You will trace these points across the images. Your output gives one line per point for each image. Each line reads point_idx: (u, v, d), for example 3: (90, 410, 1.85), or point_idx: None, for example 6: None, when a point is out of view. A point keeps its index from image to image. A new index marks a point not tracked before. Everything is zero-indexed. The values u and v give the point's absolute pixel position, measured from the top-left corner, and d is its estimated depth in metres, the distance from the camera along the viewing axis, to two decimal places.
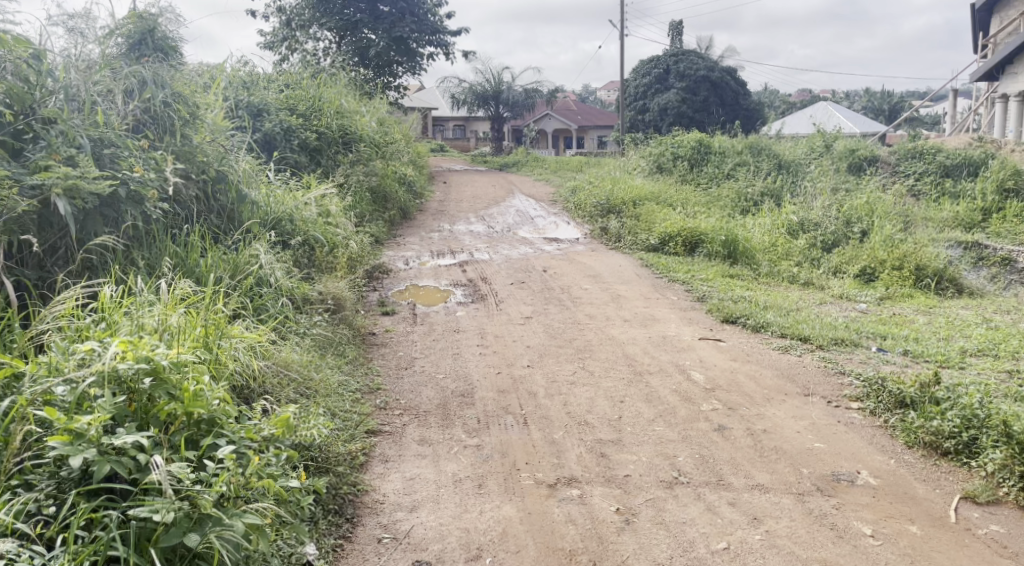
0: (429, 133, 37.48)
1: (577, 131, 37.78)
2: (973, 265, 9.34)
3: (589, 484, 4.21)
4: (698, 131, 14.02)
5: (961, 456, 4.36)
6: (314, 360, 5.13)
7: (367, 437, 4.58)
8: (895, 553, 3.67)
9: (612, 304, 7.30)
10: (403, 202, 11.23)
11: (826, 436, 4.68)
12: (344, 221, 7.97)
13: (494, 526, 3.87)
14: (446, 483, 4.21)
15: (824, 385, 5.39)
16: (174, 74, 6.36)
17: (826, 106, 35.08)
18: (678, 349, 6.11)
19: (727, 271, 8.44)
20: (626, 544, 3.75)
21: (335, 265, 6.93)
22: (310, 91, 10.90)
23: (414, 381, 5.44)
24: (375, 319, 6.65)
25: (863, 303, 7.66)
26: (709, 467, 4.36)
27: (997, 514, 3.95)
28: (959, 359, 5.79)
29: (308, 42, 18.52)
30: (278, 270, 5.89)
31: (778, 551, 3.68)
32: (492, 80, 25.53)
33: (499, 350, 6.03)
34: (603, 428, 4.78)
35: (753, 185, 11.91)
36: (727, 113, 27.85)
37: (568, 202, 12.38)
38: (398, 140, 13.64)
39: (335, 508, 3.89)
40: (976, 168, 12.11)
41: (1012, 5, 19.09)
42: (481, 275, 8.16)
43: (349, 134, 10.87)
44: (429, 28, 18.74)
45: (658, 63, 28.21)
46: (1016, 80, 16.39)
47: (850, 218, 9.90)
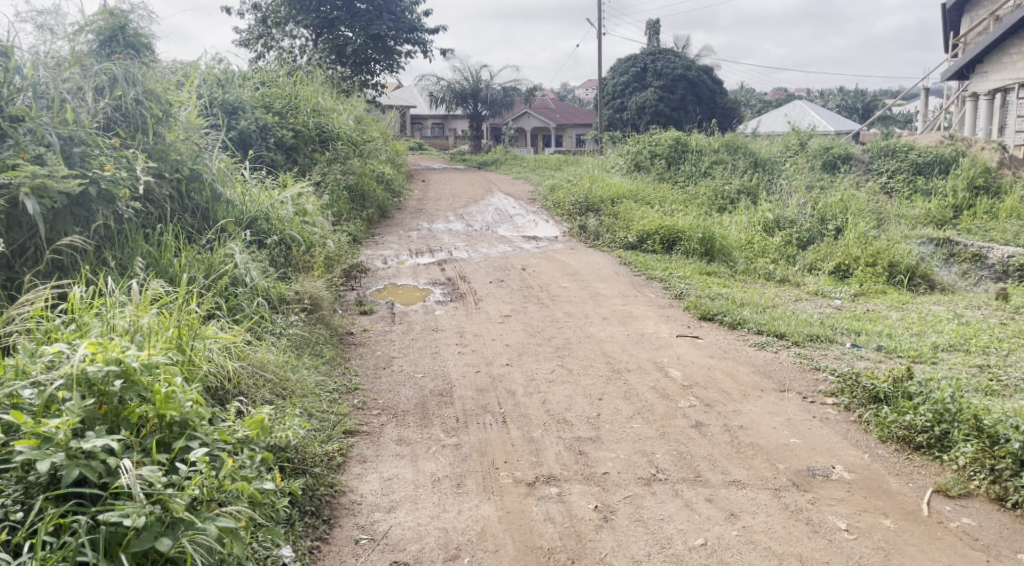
0: (407, 131, 37.37)
1: (556, 130, 37.83)
2: (945, 261, 9.44)
3: (567, 482, 4.21)
4: (676, 129, 14.08)
5: (933, 450, 4.41)
6: (291, 360, 5.09)
7: (345, 437, 4.55)
8: (870, 546, 3.70)
9: (591, 302, 7.31)
10: (381, 201, 11.17)
11: (802, 431, 4.73)
12: (321, 220, 7.89)
13: (472, 526, 3.86)
14: (424, 482, 4.20)
15: (800, 381, 5.44)
16: (146, 71, 6.26)
17: (800, 106, 35.27)
18: (656, 346, 6.14)
19: (704, 269, 8.49)
20: (604, 541, 3.76)
21: (311, 265, 6.89)
22: (286, 89, 10.78)
23: (392, 380, 5.42)
24: (353, 318, 6.61)
25: (838, 300, 7.75)
26: (687, 464, 4.38)
27: (968, 507, 4.00)
28: (931, 354, 5.86)
29: (284, 40, 18.44)
30: (253, 270, 5.82)
31: (754, 546, 3.71)
32: (470, 78, 25.52)
33: (477, 349, 6.01)
34: (582, 426, 4.78)
35: (729, 183, 12.00)
36: (703, 111, 28.04)
37: (547, 200, 12.40)
38: (375, 138, 13.57)
39: (312, 509, 3.86)
40: (947, 166, 12.30)
41: (981, 4, 19.40)
42: (459, 274, 8.13)
43: (325, 133, 10.81)
44: (406, 26, 18.67)
45: (635, 62, 28.33)
46: (987, 79, 16.63)
47: (825, 215, 9.96)
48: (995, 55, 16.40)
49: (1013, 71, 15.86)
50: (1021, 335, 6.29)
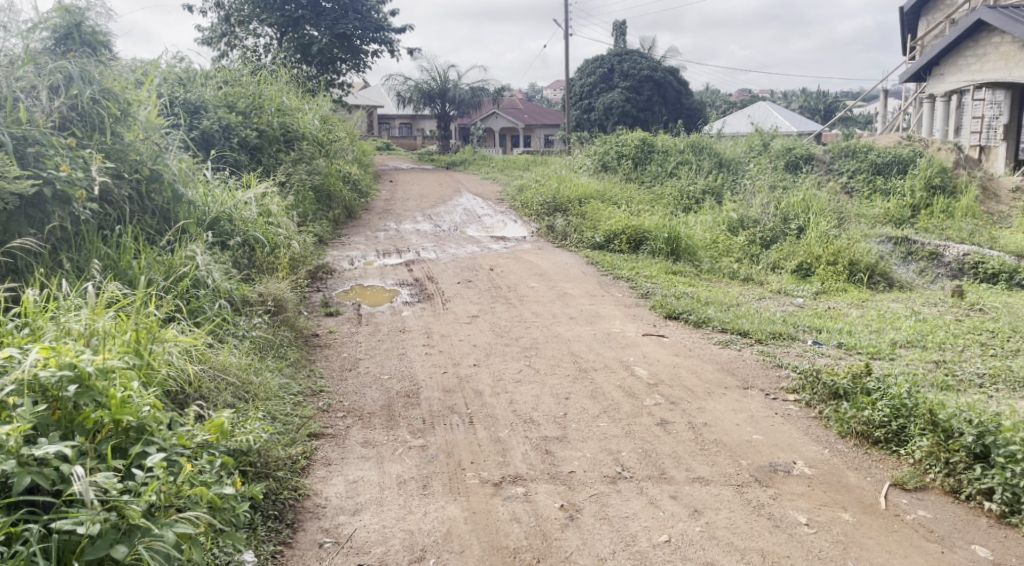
0: (374, 131, 37.14)
1: (524, 130, 37.85)
2: (904, 259, 9.60)
3: (534, 482, 4.22)
4: (642, 129, 14.20)
5: (891, 444, 4.49)
6: (254, 363, 5.03)
7: (309, 440, 4.51)
8: (829, 540, 3.76)
9: (558, 302, 7.33)
10: (348, 201, 11.10)
11: (764, 428, 4.79)
12: (286, 220, 7.81)
13: (438, 527, 3.85)
14: (390, 484, 4.18)
15: (762, 378, 5.51)
16: (104, 70, 6.14)
17: (763, 107, 35.75)
18: (622, 345, 6.17)
19: (670, 268, 8.55)
20: (570, 539, 3.77)
21: (276, 266, 6.82)
22: (250, 88, 10.64)
23: (358, 382, 5.39)
24: (318, 320, 6.56)
25: (800, 298, 7.87)
26: (651, 461, 4.42)
27: (924, 499, 4.08)
28: (889, 351, 5.98)
29: (247, 38, 18.22)
30: (215, 271, 5.73)
31: (717, 542, 3.75)
32: (438, 78, 25.45)
33: (445, 350, 6.00)
34: (549, 426, 4.80)
35: (694, 184, 12.12)
36: (669, 112, 28.28)
37: (515, 200, 12.40)
38: (342, 138, 13.47)
39: (274, 514, 3.83)
40: (905, 166, 12.53)
41: (937, 8, 19.84)
42: (427, 274, 8.12)
43: (290, 133, 10.70)
44: (372, 25, 18.55)
45: (603, 63, 28.48)
46: (943, 80, 17.02)
47: (788, 215, 10.09)
48: (951, 58, 16.76)
49: (967, 74, 16.23)
50: (976, 331, 6.43)
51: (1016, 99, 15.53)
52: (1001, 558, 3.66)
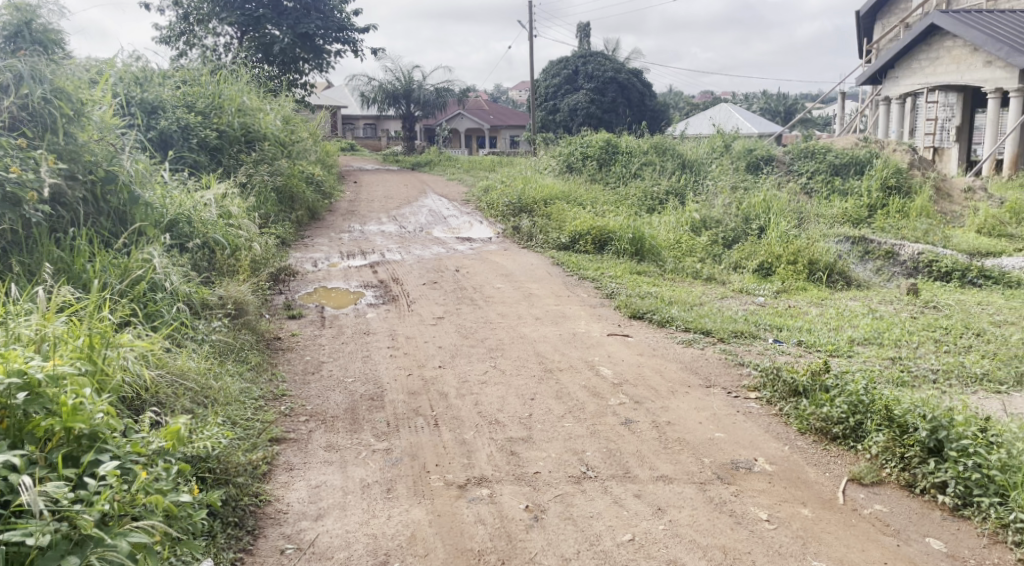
0: (338, 132, 36.87)
1: (489, 130, 37.86)
2: (861, 258, 9.75)
3: (498, 483, 4.21)
4: (606, 131, 14.27)
5: (848, 440, 4.56)
6: (214, 367, 4.94)
7: (271, 445, 4.46)
8: (789, 535, 3.81)
9: (523, 303, 7.34)
10: (312, 202, 11.00)
11: (725, 425, 4.84)
12: (247, 222, 7.71)
13: (402, 530, 3.82)
14: (353, 489, 4.14)
15: (724, 376, 5.58)
16: (55, 68, 6.00)
17: (726, 109, 36.18)
18: (587, 345, 6.19)
19: (634, 268, 8.61)
20: (534, 540, 3.78)
21: (237, 269, 6.74)
22: (209, 87, 10.49)
23: (321, 386, 5.33)
24: (281, 323, 6.49)
25: (761, 297, 7.98)
26: (616, 460, 4.44)
27: (880, 494, 4.14)
28: (847, 348, 6.09)
29: (208, 37, 17.96)
30: (173, 274, 5.61)
31: (680, 540, 3.78)
32: (403, 79, 25.34)
33: (409, 352, 5.97)
34: (514, 427, 4.79)
35: (658, 184, 12.22)
36: (633, 114, 28.51)
37: (481, 202, 12.39)
38: (304, 138, 13.34)
39: (235, 520, 3.76)
40: (862, 167, 12.76)
41: (893, 12, 20.26)
42: (392, 276, 8.07)
43: (251, 133, 10.56)
44: (335, 24, 18.40)
45: (567, 64, 28.58)
46: (898, 83, 17.26)
47: (749, 215, 10.22)
48: (906, 61, 16.98)
49: (922, 76, 16.47)
50: (930, 328, 6.57)
51: (967, 100, 16.67)
52: (954, 550, 3.73)
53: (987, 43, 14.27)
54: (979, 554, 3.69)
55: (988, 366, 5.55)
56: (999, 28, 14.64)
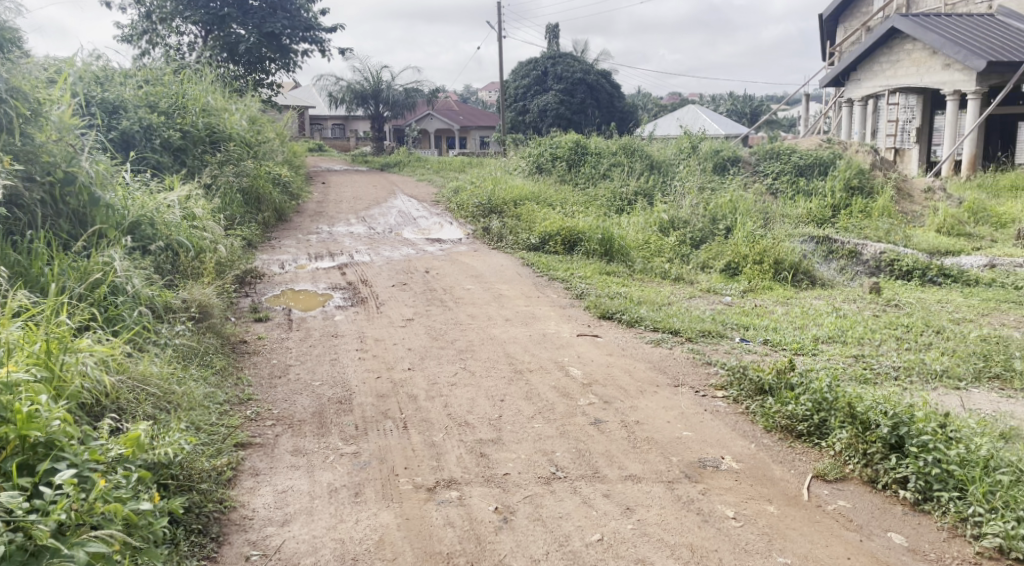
0: (305, 132, 36.54)
1: (459, 131, 37.78)
2: (825, 258, 9.90)
3: (468, 485, 4.20)
4: (575, 132, 14.30)
5: (813, 437, 4.62)
6: (177, 372, 4.87)
7: (236, 450, 4.40)
8: (755, 532, 3.84)
9: (493, 304, 7.33)
10: (279, 203, 10.88)
11: (693, 424, 4.88)
12: (212, 223, 7.60)
13: (370, 535, 3.80)
14: (320, 493, 4.10)
15: (692, 375, 5.62)
16: (12, 68, 5.88)
17: (693, 110, 36.52)
18: (556, 346, 6.20)
19: (604, 269, 8.64)
20: (503, 542, 3.77)
21: (201, 271, 6.65)
22: (172, 87, 10.33)
23: (288, 389, 5.27)
24: (247, 326, 6.41)
25: (728, 296, 8.06)
26: (585, 460, 4.45)
27: (844, 490, 4.20)
28: (812, 346, 6.16)
29: (171, 36, 17.68)
30: (135, 278, 5.53)
31: (648, 539, 3.79)
32: (371, 79, 25.19)
33: (378, 354, 5.93)
34: (483, 428, 4.79)
35: (627, 185, 12.29)
36: (602, 115, 28.64)
37: (450, 203, 12.35)
38: (271, 139, 13.18)
39: (198, 528, 3.71)
40: (826, 167, 12.94)
41: (856, 16, 20.63)
42: (361, 278, 8.02)
43: (216, 133, 10.41)
44: (302, 24, 18.24)
45: (535, 65, 28.62)
46: (860, 85, 17.52)
47: (716, 215, 10.30)
48: (868, 63, 17.24)
49: (883, 79, 16.74)
50: (892, 326, 6.68)
51: (928, 103, 17.05)
52: (915, 544, 3.79)
53: (946, 46, 14.53)
54: (939, 548, 3.76)
55: (947, 362, 5.66)
56: (957, 32, 14.94)
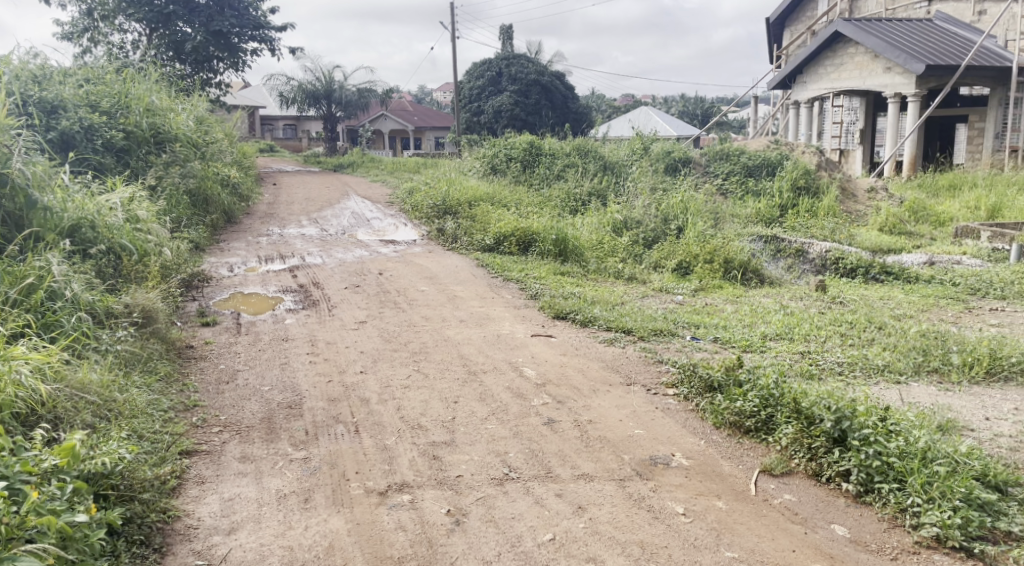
0: (256, 132, 35.99)
1: (413, 131, 37.59)
2: (773, 257, 10.07)
3: (420, 488, 4.17)
4: (529, 133, 14.33)
5: (760, 433, 4.68)
6: (119, 379, 4.73)
7: (181, 458, 4.29)
8: (704, 528, 3.89)
9: (448, 305, 7.30)
10: (227, 205, 10.68)
11: (645, 422, 4.92)
12: (157, 225, 7.40)
13: (320, 541, 3.74)
14: (269, 500, 4.03)
15: (644, 373, 5.67)
16: None
17: (645, 111, 36.88)
18: (511, 347, 6.20)
19: (558, 269, 8.67)
20: (455, 544, 3.75)
21: (146, 274, 6.46)
22: (114, 86, 10.06)
23: (236, 395, 5.17)
24: (194, 331, 6.27)
25: (680, 295, 8.15)
26: (538, 460, 4.45)
27: (790, 483, 4.27)
28: (760, 343, 6.27)
29: (113, 34, 17.18)
30: (74, 282, 5.41)
31: (600, 537, 3.81)
32: (323, 79, 24.90)
33: (330, 357, 5.86)
34: (436, 431, 4.75)
35: (581, 186, 12.35)
36: (557, 116, 28.78)
37: (404, 204, 12.26)
38: (219, 139, 12.94)
39: (140, 539, 3.61)
40: (773, 168, 13.20)
41: (801, 20, 21.12)
42: (312, 280, 7.91)
43: (161, 134, 10.17)
44: (251, 22, 17.96)
45: (490, 66, 28.60)
46: (806, 88, 17.88)
47: (668, 215, 10.41)
48: (813, 66, 17.60)
49: (828, 82, 17.12)
50: (836, 323, 6.82)
51: (869, 105, 17.52)
52: (857, 535, 3.87)
53: (886, 50, 14.93)
54: (880, 538, 3.84)
55: (888, 357, 5.80)
56: (897, 36, 15.34)
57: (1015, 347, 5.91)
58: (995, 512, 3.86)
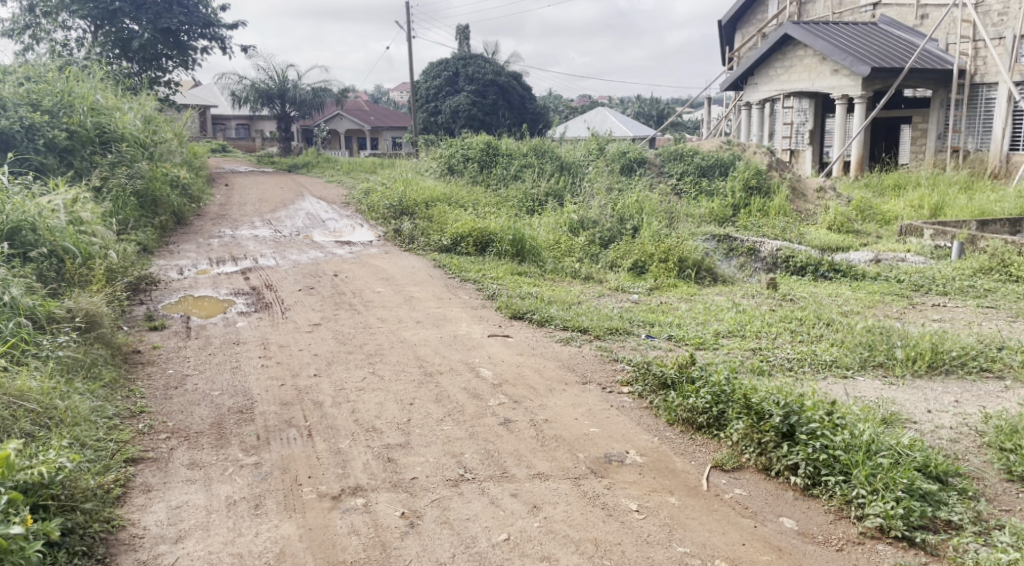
0: (207, 132, 35.37)
1: (370, 131, 37.28)
2: (726, 255, 10.21)
3: (374, 491, 4.12)
4: (485, 133, 14.30)
5: (712, 429, 4.73)
6: (60, 386, 4.59)
7: (126, 466, 4.19)
8: (657, 524, 3.91)
9: (404, 306, 7.25)
10: (177, 206, 10.45)
11: (600, 420, 4.94)
12: (101, 228, 7.21)
13: (270, 547, 3.68)
14: (218, 507, 3.95)
15: (599, 371, 5.70)
16: None
17: (602, 111, 37.11)
18: (467, 347, 6.18)
19: (516, 269, 8.67)
20: (409, 547, 3.71)
21: (90, 278, 6.25)
22: (57, 84, 9.79)
23: (185, 400, 5.06)
24: (141, 335, 6.13)
25: (635, 294, 8.20)
26: (494, 460, 4.44)
27: (740, 478, 4.33)
28: (713, 341, 6.34)
29: (56, 31, 16.70)
30: (13, 287, 5.29)
31: (554, 535, 3.81)
32: (276, 78, 24.53)
33: (283, 361, 5.77)
34: (391, 433, 4.71)
35: (538, 186, 12.37)
36: (514, 116, 28.82)
37: (360, 204, 12.16)
38: (169, 139, 12.67)
39: (82, 550, 3.51)
40: (726, 169, 13.40)
41: (752, 22, 21.47)
42: (265, 282, 7.79)
43: (107, 133, 9.90)
44: (201, 20, 17.70)
45: (447, 66, 28.52)
46: (758, 90, 18.14)
47: (623, 215, 10.48)
48: (763, 68, 17.89)
49: (778, 83, 17.41)
50: (786, 320, 6.93)
51: (818, 107, 17.89)
52: (804, 527, 3.93)
53: (833, 52, 15.25)
54: (826, 530, 3.91)
55: (836, 353, 5.92)
56: (843, 39, 15.69)
57: (955, 341, 6.07)
58: (936, 502, 3.94)
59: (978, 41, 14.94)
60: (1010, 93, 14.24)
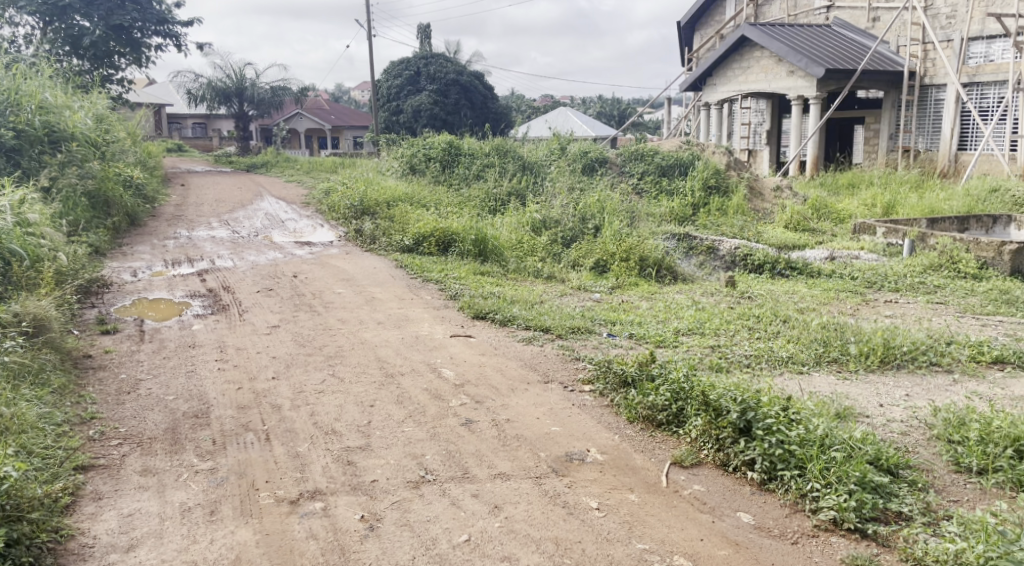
0: (163, 131, 34.68)
1: (331, 130, 36.91)
2: (685, 254, 10.30)
3: (333, 495, 4.07)
4: (447, 133, 14.23)
5: (672, 426, 4.77)
6: (6, 393, 4.46)
7: (75, 474, 4.09)
8: (616, 522, 3.93)
9: (365, 307, 7.19)
10: (131, 207, 10.23)
11: (561, 419, 4.94)
12: (50, 229, 7.02)
13: (226, 554, 3.61)
14: (172, 514, 3.87)
15: (561, 370, 5.70)
16: None
17: (563, 111, 37.22)
18: (429, 348, 6.14)
19: (478, 269, 8.65)
20: (368, 550, 3.67)
21: (38, 281, 6.12)
22: (3, 82, 9.54)
23: (138, 406, 4.95)
24: (92, 339, 5.98)
25: (597, 293, 8.23)
26: (455, 461, 4.41)
27: (699, 474, 4.37)
28: (673, 338, 6.39)
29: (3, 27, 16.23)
30: None
31: (515, 535, 3.80)
32: (233, 76, 24.13)
33: (240, 364, 5.68)
34: (351, 435, 4.66)
35: (500, 186, 12.35)
36: (475, 116, 28.76)
37: (321, 204, 12.02)
38: (121, 138, 12.39)
39: (30, 560, 3.41)
40: (685, 168, 13.52)
41: (710, 23, 21.70)
42: (223, 284, 7.66)
43: (56, 133, 9.68)
44: (154, 17, 17.42)
45: (408, 65, 28.35)
46: (716, 90, 18.25)
47: (585, 215, 10.51)
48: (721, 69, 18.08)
49: (736, 84, 17.60)
50: (744, 317, 7.02)
51: (775, 108, 18.15)
52: (761, 522, 3.97)
53: (789, 54, 15.49)
54: (782, 523, 3.96)
55: (792, 349, 6.01)
56: (798, 40, 15.95)
57: (906, 336, 6.18)
58: (887, 493, 4.01)
59: (927, 43, 15.29)
60: (958, 94, 14.59)
